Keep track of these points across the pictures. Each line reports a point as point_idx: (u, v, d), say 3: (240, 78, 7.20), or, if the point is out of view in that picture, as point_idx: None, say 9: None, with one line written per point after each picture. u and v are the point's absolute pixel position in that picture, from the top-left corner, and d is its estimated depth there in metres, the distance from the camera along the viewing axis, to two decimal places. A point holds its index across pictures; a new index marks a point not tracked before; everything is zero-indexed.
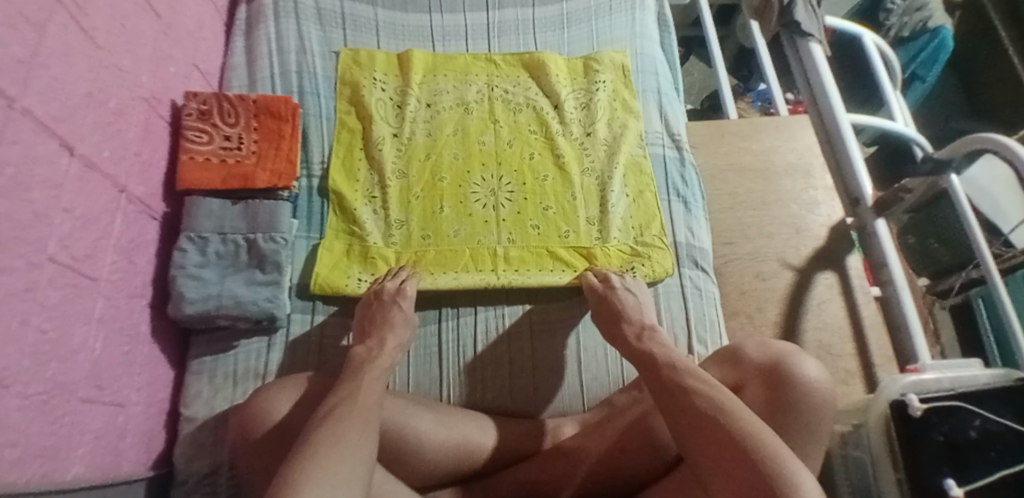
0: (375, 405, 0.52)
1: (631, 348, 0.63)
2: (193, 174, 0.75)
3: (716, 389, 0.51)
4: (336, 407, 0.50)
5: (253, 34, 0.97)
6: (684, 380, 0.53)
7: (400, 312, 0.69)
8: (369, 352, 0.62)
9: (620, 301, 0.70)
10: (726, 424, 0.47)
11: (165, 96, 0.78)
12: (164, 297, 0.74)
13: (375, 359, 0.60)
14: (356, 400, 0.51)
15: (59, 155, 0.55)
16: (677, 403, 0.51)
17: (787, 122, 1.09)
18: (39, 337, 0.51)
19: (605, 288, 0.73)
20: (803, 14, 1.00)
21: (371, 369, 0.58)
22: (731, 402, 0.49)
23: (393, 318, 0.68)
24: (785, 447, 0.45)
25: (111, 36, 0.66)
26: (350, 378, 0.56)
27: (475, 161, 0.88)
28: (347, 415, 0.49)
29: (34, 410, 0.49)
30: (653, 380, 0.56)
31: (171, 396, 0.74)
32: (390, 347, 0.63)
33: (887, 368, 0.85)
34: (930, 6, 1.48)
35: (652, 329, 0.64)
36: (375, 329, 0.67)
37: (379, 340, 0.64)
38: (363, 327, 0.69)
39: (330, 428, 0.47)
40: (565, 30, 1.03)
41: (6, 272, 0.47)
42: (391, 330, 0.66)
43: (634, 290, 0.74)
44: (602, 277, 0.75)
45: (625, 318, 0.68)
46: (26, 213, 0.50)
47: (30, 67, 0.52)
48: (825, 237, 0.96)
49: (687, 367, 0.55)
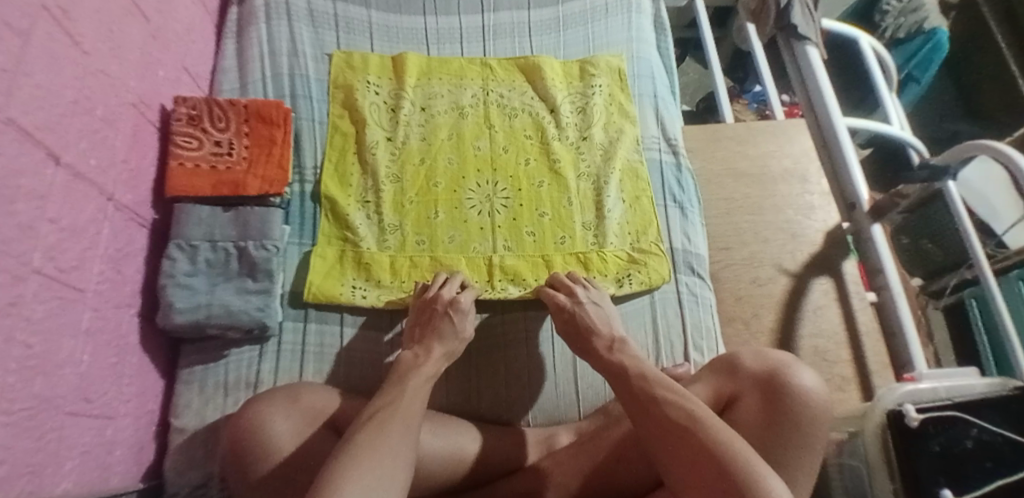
0: (416, 415, 0.53)
1: (603, 361, 0.62)
2: (182, 181, 0.73)
3: (688, 398, 0.52)
4: (378, 412, 0.52)
5: (244, 36, 0.95)
6: (655, 391, 0.54)
7: (451, 324, 0.67)
8: (416, 357, 0.63)
9: (587, 315, 0.68)
10: (699, 434, 0.48)
11: (153, 101, 0.77)
12: (152, 306, 0.72)
13: (420, 367, 0.61)
14: (397, 407, 0.53)
15: (45, 165, 0.54)
16: (651, 417, 0.52)
17: (783, 126, 1.09)
18: (25, 352, 0.50)
19: (572, 304, 0.70)
20: (800, 17, 1.00)
21: (416, 377, 0.59)
22: (703, 411, 0.50)
23: (443, 328, 0.67)
24: (755, 453, 0.46)
25: (98, 42, 0.65)
26: (394, 384, 0.58)
27: (469, 167, 0.87)
28: (389, 422, 0.50)
29: (21, 427, 0.48)
30: (624, 396, 0.56)
31: (160, 406, 0.73)
32: (438, 356, 0.64)
33: (883, 374, 0.85)
34: (925, 8, 1.47)
35: (622, 340, 0.64)
36: (426, 337, 0.66)
37: (425, 347, 0.64)
38: (413, 332, 0.68)
39: (372, 433, 0.48)
40: (561, 33, 1.02)
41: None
42: (441, 339, 0.66)
43: (600, 302, 0.71)
44: (565, 290, 0.72)
45: (594, 333, 0.66)
46: (12, 226, 0.49)
47: (15, 75, 0.50)
48: (821, 242, 0.96)
49: (656, 377, 0.56)
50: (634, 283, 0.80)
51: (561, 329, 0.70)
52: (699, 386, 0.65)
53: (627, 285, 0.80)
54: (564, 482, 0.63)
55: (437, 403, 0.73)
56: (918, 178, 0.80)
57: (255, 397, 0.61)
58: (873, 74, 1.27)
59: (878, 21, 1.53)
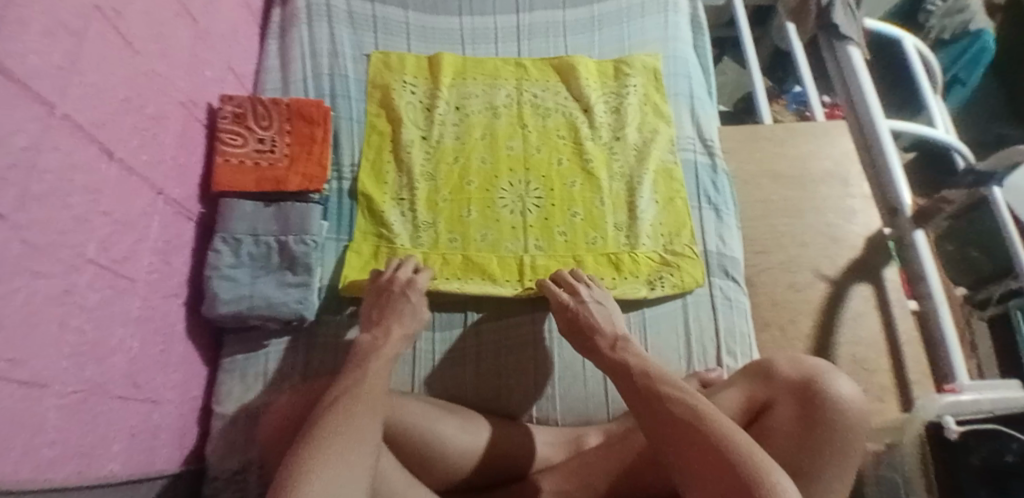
0: (380, 395, 0.53)
1: (605, 359, 0.61)
2: (228, 177, 0.76)
3: (694, 395, 0.51)
4: (341, 397, 0.51)
5: (287, 37, 0.98)
6: (659, 387, 0.53)
7: (408, 304, 0.68)
8: (374, 340, 0.62)
9: (591, 313, 0.68)
10: (704, 429, 0.47)
11: (201, 100, 0.79)
12: (198, 296, 0.75)
13: (380, 349, 0.60)
14: (361, 390, 0.52)
15: (99, 160, 0.57)
16: (657, 415, 0.51)
17: (823, 127, 1.06)
18: (78, 338, 0.53)
19: (576, 303, 0.70)
20: (842, 17, 0.98)
21: (378, 359, 0.58)
22: (709, 409, 0.49)
23: (402, 308, 0.67)
24: (767, 455, 0.45)
25: (149, 43, 0.68)
26: (356, 367, 0.57)
27: (502, 166, 0.88)
28: (353, 408, 0.50)
29: (72, 409, 0.51)
30: (628, 392, 0.55)
31: (204, 393, 0.75)
32: (397, 337, 0.63)
33: (924, 385, 0.82)
34: (971, 8, 1.40)
35: (625, 339, 0.63)
36: (384, 317, 0.66)
37: (386, 329, 0.64)
38: (369, 314, 0.68)
39: (337, 420, 0.48)
40: (595, 32, 1.02)
41: (45, 277, 0.49)
42: (398, 319, 0.66)
43: (602, 300, 0.71)
44: (569, 289, 0.72)
45: (596, 331, 0.66)
46: (67, 218, 0.52)
47: (70, 73, 0.53)
48: (862, 248, 0.93)
49: (660, 374, 0.55)
50: (666, 285, 0.79)
51: (566, 328, 0.70)
52: (731, 393, 0.64)
53: (659, 288, 0.79)
54: (593, 481, 0.63)
55: (467, 399, 0.74)
56: (962, 183, 0.81)
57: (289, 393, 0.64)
58: (917, 75, 1.22)
59: (922, 21, 1.46)
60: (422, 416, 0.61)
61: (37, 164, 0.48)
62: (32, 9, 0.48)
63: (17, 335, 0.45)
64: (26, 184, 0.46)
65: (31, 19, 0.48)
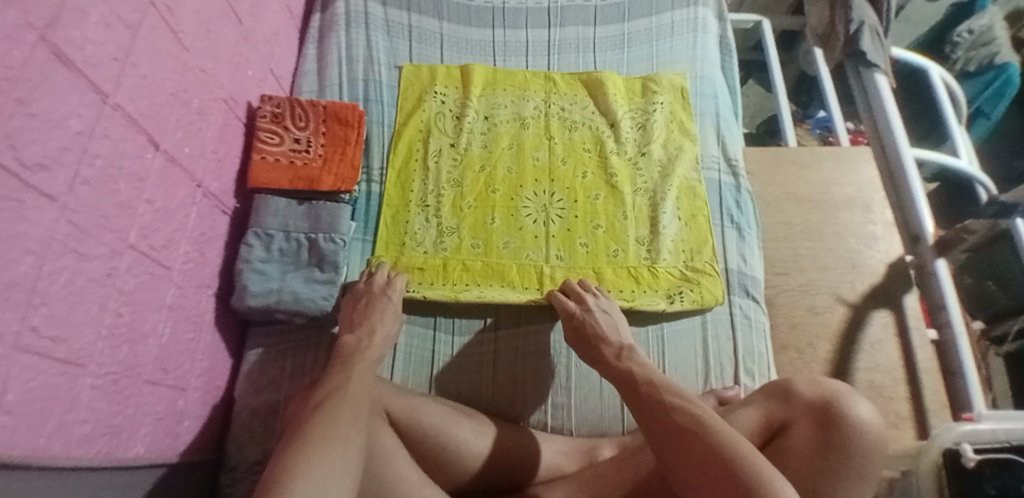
0: (364, 395, 0.55)
1: (610, 368, 0.63)
2: (263, 174, 0.78)
3: (696, 404, 0.51)
4: (325, 399, 0.53)
5: (325, 42, 1.01)
6: (663, 396, 0.54)
7: (388, 304, 0.71)
8: (359, 341, 0.64)
9: (597, 323, 0.69)
10: (706, 437, 0.47)
11: (241, 98, 0.82)
12: (228, 288, 0.77)
13: (363, 350, 0.62)
14: (345, 391, 0.54)
15: (145, 150, 0.59)
16: (661, 424, 0.51)
17: (848, 153, 1.06)
18: (115, 320, 0.55)
19: (581, 310, 0.72)
20: (869, 44, 0.98)
21: (360, 360, 0.60)
22: (710, 417, 0.49)
23: (380, 309, 0.70)
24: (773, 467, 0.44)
25: (197, 40, 0.70)
26: (339, 370, 0.58)
27: (527, 176, 0.89)
28: (339, 407, 0.51)
29: (104, 389, 0.53)
30: (632, 402, 0.56)
31: (227, 383, 0.77)
32: (379, 336, 0.66)
33: (940, 414, 0.81)
34: (997, 41, 1.41)
35: (629, 348, 0.64)
36: (365, 318, 0.68)
37: (368, 329, 0.66)
38: (349, 317, 0.70)
39: (325, 420, 0.50)
40: (625, 49, 1.04)
41: (90, 258, 0.51)
42: (379, 319, 0.68)
43: (609, 311, 0.73)
44: (576, 299, 0.74)
45: (602, 340, 0.67)
46: (113, 203, 0.54)
47: (123, 65, 0.56)
48: (883, 274, 0.93)
49: (663, 383, 0.56)
50: (685, 300, 0.79)
51: (571, 337, 0.72)
52: (748, 411, 0.64)
53: (678, 302, 0.79)
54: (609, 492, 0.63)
55: (482, 404, 0.75)
56: (987, 214, 0.86)
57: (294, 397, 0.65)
58: (942, 104, 1.23)
59: (947, 52, 1.49)
60: (440, 418, 0.63)
61: (88, 150, 0.50)
62: (90, 1, 0.51)
63: (58, 312, 0.47)
64: (76, 168, 0.49)
65: (89, 11, 0.51)
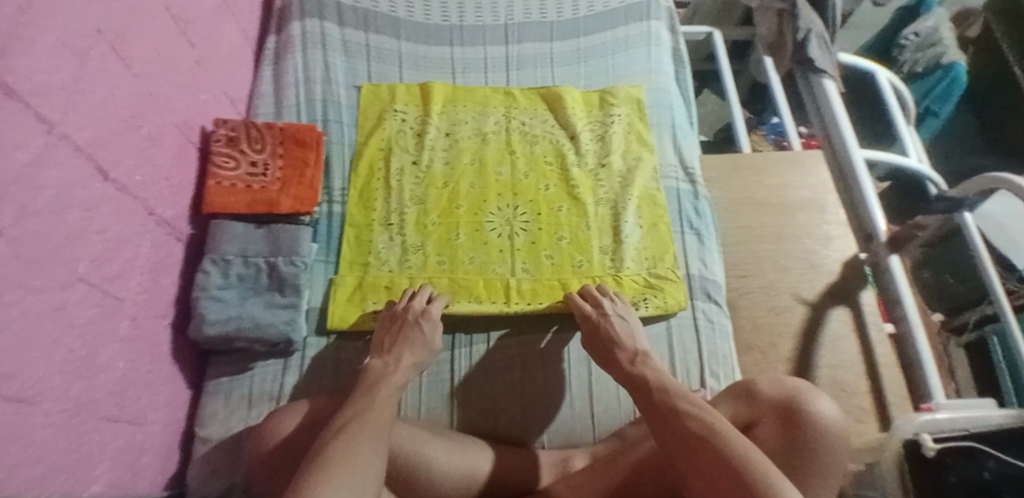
0: (384, 421, 0.55)
1: (626, 374, 0.64)
2: (219, 199, 0.77)
3: (708, 410, 0.52)
4: (346, 424, 0.53)
5: (281, 63, 1.00)
6: (675, 402, 0.54)
7: (421, 334, 0.70)
8: (384, 366, 0.65)
9: (612, 327, 0.70)
10: (717, 445, 0.48)
11: (195, 122, 0.81)
12: (185, 318, 0.75)
13: (388, 377, 0.63)
14: (366, 417, 0.54)
15: (94, 179, 0.58)
16: (672, 429, 0.52)
17: (800, 157, 1.10)
18: (68, 356, 0.53)
19: (598, 315, 0.72)
20: (816, 51, 1.04)
21: (386, 387, 0.61)
22: (722, 424, 0.50)
23: (415, 338, 0.69)
24: (777, 469, 0.45)
25: (148, 66, 0.69)
26: (363, 395, 0.59)
27: (491, 191, 0.90)
28: (357, 431, 0.52)
29: (57, 428, 0.51)
30: (646, 408, 0.57)
31: (187, 415, 0.74)
32: (406, 365, 0.66)
33: (902, 406, 0.83)
34: (942, 42, 1.49)
35: (644, 353, 0.66)
36: (394, 345, 0.69)
37: (394, 356, 0.67)
38: (381, 341, 0.71)
39: (342, 444, 0.50)
40: (582, 63, 1.06)
41: (41, 291, 0.49)
42: (410, 349, 0.68)
43: (626, 315, 0.73)
44: (593, 302, 0.75)
45: (617, 345, 0.68)
46: (62, 234, 0.52)
47: (71, 93, 0.54)
48: (839, 272, 0.96)
49: (677, 390, 0.56)
50: (650, 306, 0.80)
51: (588, 341, 0.73)
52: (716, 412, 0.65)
53: (644, 308, 0.80)
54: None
55: (456, 423, 0.74)
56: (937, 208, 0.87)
57: (263, 423, 0.64)
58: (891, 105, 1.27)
59: (895, 55, 1.56)
60: (409, 439, 0.62)
61: (35, 181, 0.49)
62: (38, 31, 0.50)
63: (10, 347, 0.45)
64: (24, 199, 0.47)
65: (36, 39, 0.50)
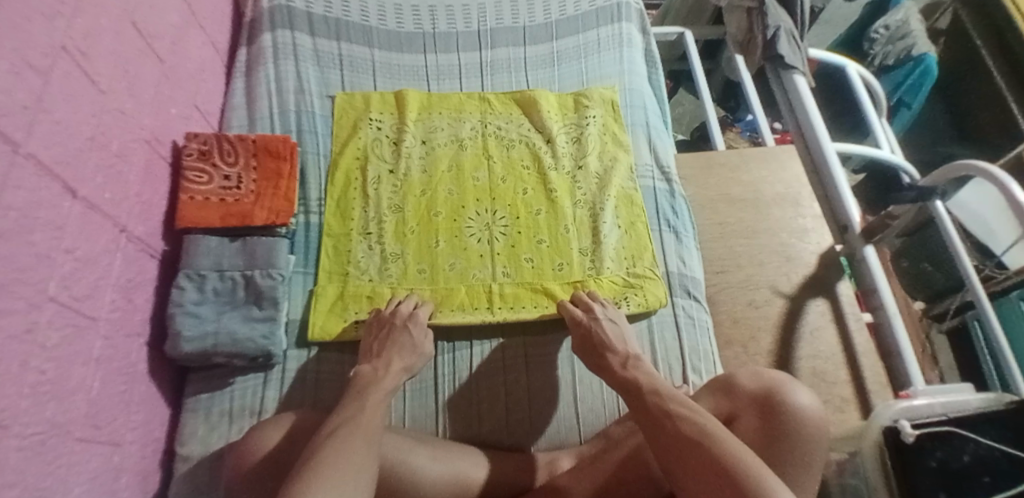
0: (376, 426, 0.56)
1: (616, 376, 0.64)
2: (192, 213, 0.76)
3: (700, 413, 0.53)
4: (338, 428, 0.53)
5: (253, 75, 1.00)
6: (669, 406, 0.55)
7: (409, 338, 0.70)
8: (374, 372, 0.65)
9: (603, 332, 0.71)
10: (709, 447, 0.48)
11: (165, 137, 0.80)
12: (160, 336, 0.74)
13: (378, 381, 0.63)
14: (358, 421, 0.55)
15: (62, 198, 0.57)
16: (664, 432, 0.53)
17: (774, 152, 1.12)
18: (39, 378, 0.52)
19: (588, 319, 0.73)
20: (786, 48, 1.04)
21: (376, 391, 0.61)
22: (715, 426, 0.50)
23: (402, 341, 0.69)
24: (770, 471, 0.46)
25: (114, 82, 0.68)
26: (354, 400, 0.59)
27: (469, 197, 0.90)
28: (352, 435, 0.52)
29: (32, 451, 0.50)
30: (638, 410, 0.57)
31: (166, 434, 0.73)
32: (396, 370, 0.66)
33: (882, 393, 0.85)
34: (913, 34, 1.51)
35: (636, 357, 0.65)
36: (385, 349, 0.69)
37: (385, 361, 0.67)
38: (370, 347, 0.70)
39: (336, 447, 0.50)
40: (555, 67, 1.07)
41: (11, 313, 0.48)
42: (399, 353, 0.68)
43: (616, 319, 0.74)
44: (584, 308, 0.75)
45: (608, 349, 0.68)
46: (30, 255, 0.51)
47: (35, 112, 0.54)
48: (815, 265, 0.97)
49: (670, 392, 0.57)
50: (632, 304, 0.81)
51: (578, 346, 0.72)
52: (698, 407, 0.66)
53: (625, 307, 0.81)
54: None
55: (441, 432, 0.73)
56: None
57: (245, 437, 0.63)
58: (862, 99, 1.28)
59: (866, 48, 1.59)
60: (394, 447, 0.61)
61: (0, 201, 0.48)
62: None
63: None
64: None
65: None
